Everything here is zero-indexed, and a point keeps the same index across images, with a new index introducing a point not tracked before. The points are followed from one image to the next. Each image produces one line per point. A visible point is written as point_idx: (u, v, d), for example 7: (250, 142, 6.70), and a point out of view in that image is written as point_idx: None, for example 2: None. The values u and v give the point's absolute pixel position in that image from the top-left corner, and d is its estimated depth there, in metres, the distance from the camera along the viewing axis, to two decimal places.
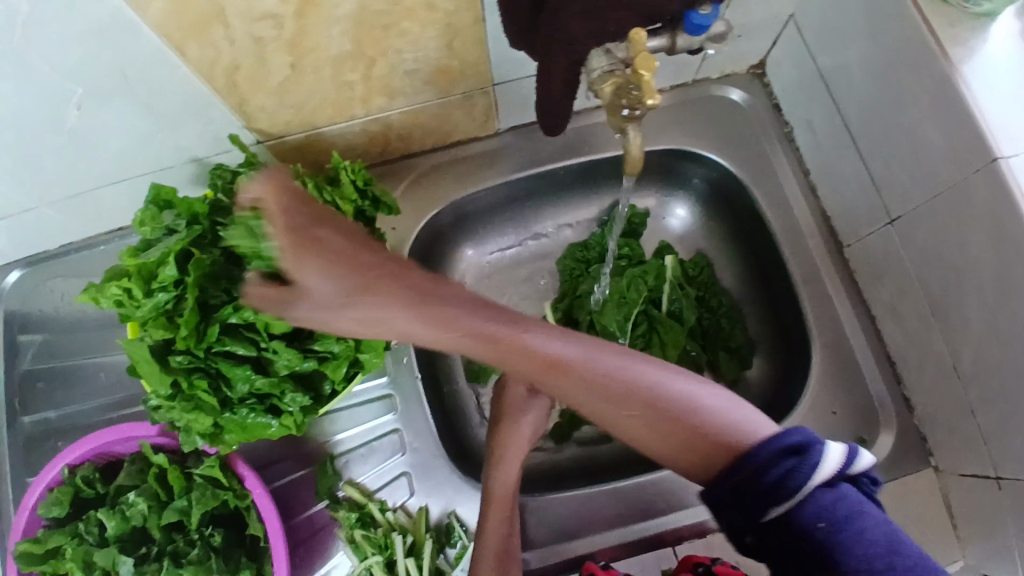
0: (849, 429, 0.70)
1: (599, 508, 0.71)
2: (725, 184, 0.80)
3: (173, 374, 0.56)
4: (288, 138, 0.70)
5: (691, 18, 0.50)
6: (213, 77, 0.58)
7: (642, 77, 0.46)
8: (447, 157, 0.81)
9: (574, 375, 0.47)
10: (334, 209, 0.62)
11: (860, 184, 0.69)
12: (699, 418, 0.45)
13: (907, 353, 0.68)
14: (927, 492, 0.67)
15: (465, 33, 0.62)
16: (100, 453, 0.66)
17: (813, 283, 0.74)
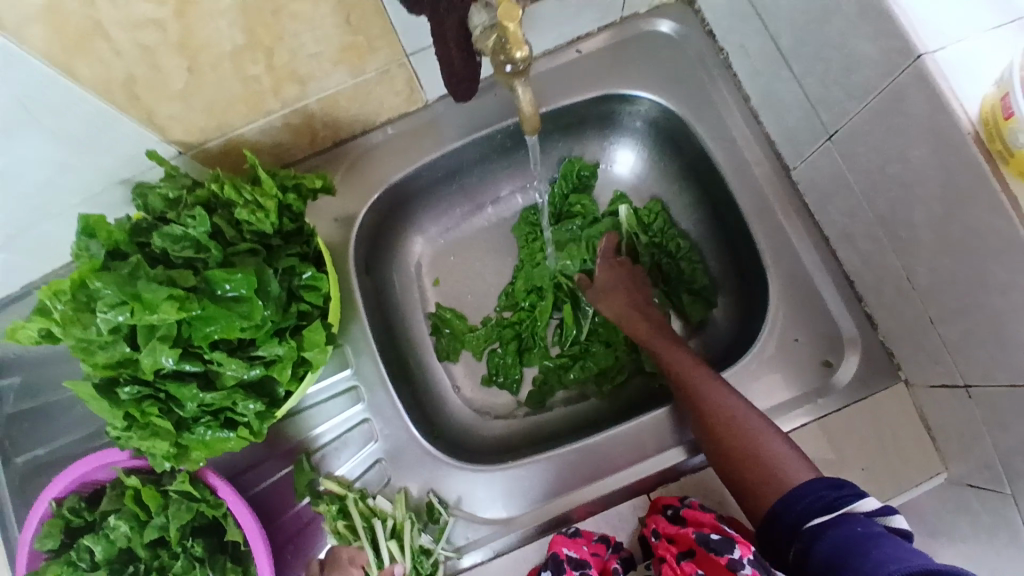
0: (814, 355, 0.69)
1: (578, 467, 0.70)
2: (669, 124, 0.78)
3: (123, 406, 0.56)
4: (208, 143, 0.68)
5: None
6: (111, 94, 0.56)
7: (510, 28, 0.47)
8: (380, 138, 0.79)
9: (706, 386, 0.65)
10: (256, 208, 0.60)
11: (798, 104, 0.66)
12: (759, 446, 0.60)
13: (865, 272, 0.67)
14: (898, 407, 0.67)
15: (360, 6, 0.59)
16: (83, 482, 0.67)
17: (766, 213, 0.72)
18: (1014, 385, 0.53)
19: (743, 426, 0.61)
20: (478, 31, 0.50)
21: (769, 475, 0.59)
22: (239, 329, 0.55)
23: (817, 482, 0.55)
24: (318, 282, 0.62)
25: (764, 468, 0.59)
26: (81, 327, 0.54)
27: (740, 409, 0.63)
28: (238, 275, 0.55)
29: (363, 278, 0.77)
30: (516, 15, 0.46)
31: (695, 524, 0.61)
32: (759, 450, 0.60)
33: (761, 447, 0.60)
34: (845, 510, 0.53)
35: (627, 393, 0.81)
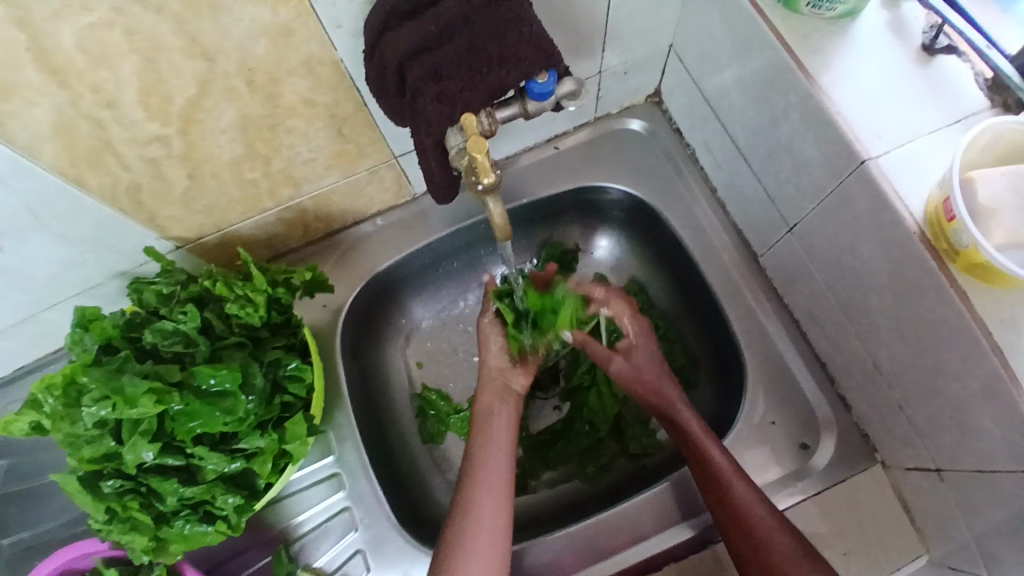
0: (791, 438, 0.71)
1: (567, 550, 0.72)
2: (641, 213, 0.82)
3: (105, 500, 0.56)
4: (206, 239, 0.72)
5: (531, 87, 0.53)
6: (116, 200, 0.61)
7: (477, 158, 0.52)
8: (370, 230, 0.83)
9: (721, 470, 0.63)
10: (246, 303, 0.62)
11: (759, 197, 0.70)
12: (760, 535, 0.60)
13: (834, 355, 0.69)
14: (877, 490, 0.67)
15: (350, 120, 0.65)
16: (66, 571, 0.67)
17: (737, 298, 0.75)
18: (981, 471, 0.54)
19: (749, 511, 0.61)
20: (452, 151, 0.54)
21: (769, 565, 0.59)
22: (222, 424, 0.57)
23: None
24: (303, 373, 0.64)
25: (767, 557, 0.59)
26: (69, 422, 0.55)
27: (750, 496, 0.61)
28: (223, 371, 0.57)
29: (351, 363, 0.79)
30: (483, 149, 0.51)
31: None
32: (763, 539, 0.59)
33: (766, 536, 0.60)
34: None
35: (612, 476, 0.81)
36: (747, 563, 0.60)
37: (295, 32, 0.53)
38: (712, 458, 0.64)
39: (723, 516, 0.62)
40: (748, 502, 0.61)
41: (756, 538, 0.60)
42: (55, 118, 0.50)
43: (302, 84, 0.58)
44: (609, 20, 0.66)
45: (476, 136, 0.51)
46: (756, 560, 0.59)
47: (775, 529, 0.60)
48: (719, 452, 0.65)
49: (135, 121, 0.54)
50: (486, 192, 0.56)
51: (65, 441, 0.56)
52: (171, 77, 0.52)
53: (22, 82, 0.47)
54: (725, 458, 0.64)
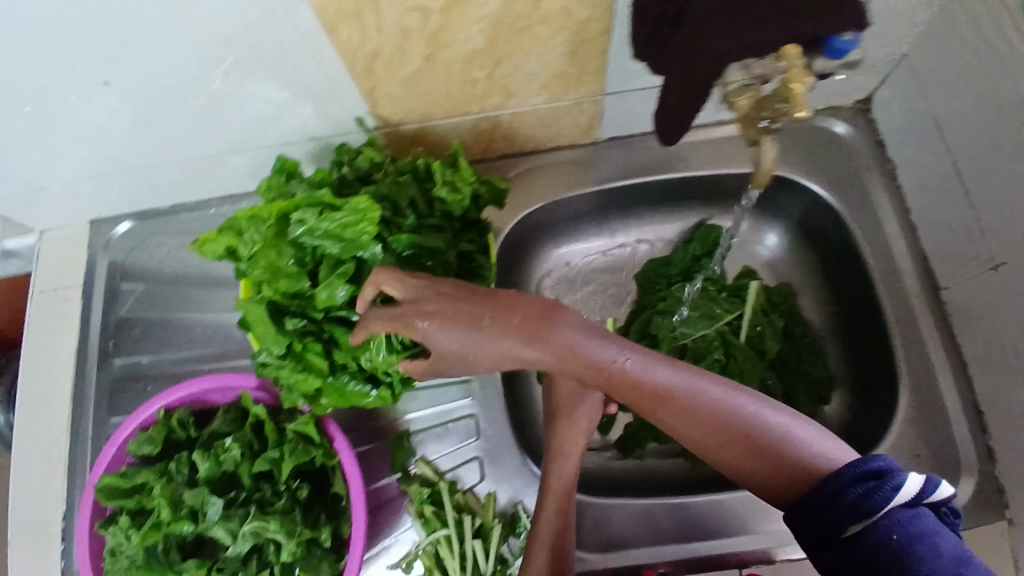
0: (931, 477, 0.68)
1: (663, 525, 0.73)
2: (817, 216, 0.80)
3: (287, 336, 0.58)
4: (404, 126, 0.74)
5: (832, 43, 0.52)
6: (353, 61, 0.62)
7: (794, 91, 0.53)
8: (545, 161, 0.83)
9: (607, 363, 0.52)
10: (455, 189, 0.63)
11: (967, 229, 0.68)
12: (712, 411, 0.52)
13: (1003, 405, 0.67)
14: (1005, 548, 0.66)
15: (590, 43, 0.64)
16: (195, 399, 0.69)
17: (906, 324, 0.73)
18: None
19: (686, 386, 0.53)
20: (736, 89, 0.58)
21: (754, 456, 0.51)
22: None
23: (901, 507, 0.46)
24: (484, 274, 0.64)
25: (744, 437, 0.52)
26: (277, 253, 0.56)
27: (672, 373, 0.54)
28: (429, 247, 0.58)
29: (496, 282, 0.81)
30: (804, 79, 0.51)
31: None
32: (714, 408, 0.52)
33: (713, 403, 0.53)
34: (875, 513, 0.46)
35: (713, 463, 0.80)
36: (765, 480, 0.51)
37: None
38: (660, 377, 0.53)
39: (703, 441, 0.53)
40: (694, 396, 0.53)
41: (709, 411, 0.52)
42: None
43: None
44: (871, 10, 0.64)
45: (798, 68, 0.52)
46: (746, 452, 0.51)
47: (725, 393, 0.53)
48: (656, 371, 0.53)
49: None
50: (769, 133, 0.58)
51: (263, 270, 0.56)
52: None
53: None
54: (640, 359, 0.53)
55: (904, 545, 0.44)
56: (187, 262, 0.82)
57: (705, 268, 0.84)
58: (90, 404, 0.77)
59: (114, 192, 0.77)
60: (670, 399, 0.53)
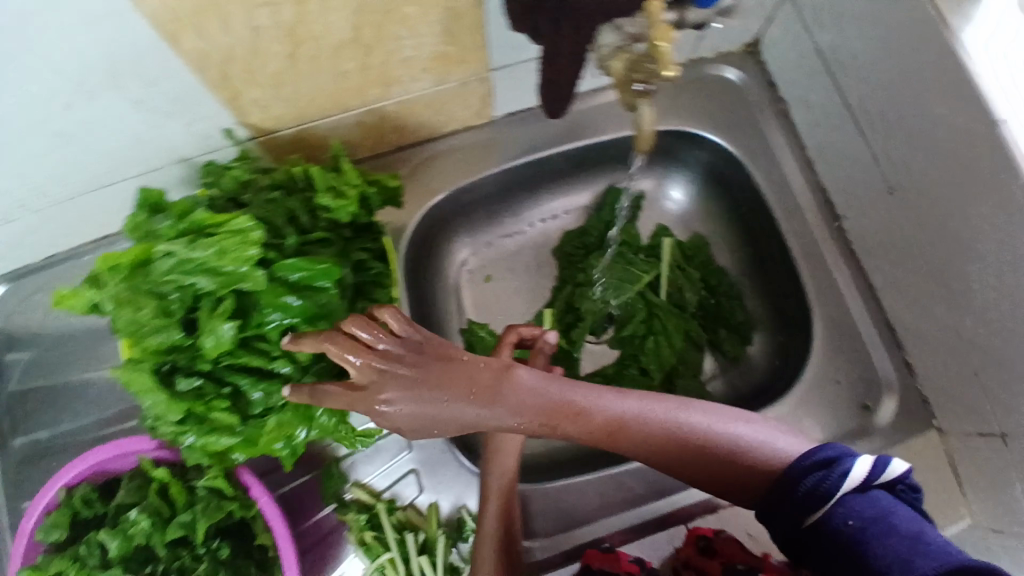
0: (853, 397, 0.72)
1: (604, 492, 0.73)
2: (722, 164, 0.81)
3: (181, 396, 0.55)
4: (279, 133, 0.68)
5: None
6: (207, 70, 0.56)
7: (659, 49, 0.48)
8: (443, 147, 0.79)
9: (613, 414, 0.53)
10: (338, 195, 0.59)
11: (859, 159, 0.69)
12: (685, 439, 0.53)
13: (909, 320, 0.70)
14: (931, 454, 0.69)
15: (464, 18, 0.60)
16: (99, 471, 0.63)
17: (814, 259, 0.75)
18: None
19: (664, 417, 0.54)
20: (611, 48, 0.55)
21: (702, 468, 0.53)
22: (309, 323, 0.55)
23: (864, 499, 0.49)
24: (386, 280, 0.61)
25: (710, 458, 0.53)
26: (143, 306, 0.53)
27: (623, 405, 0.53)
28: (313, 267, 0.54)
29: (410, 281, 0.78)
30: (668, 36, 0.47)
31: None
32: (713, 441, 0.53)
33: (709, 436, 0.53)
34: (837, 495, 0.49)
35: None
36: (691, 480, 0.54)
37: None
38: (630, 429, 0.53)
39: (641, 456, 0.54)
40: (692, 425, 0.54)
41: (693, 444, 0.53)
42: None
43: None
44: None
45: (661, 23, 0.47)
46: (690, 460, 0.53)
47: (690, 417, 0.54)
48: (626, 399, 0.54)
49: None
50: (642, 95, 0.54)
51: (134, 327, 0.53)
52: None
53: None
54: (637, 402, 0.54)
55: (861, 532, 0.47)
56: (73, 318, 0.74)
57: (620, 235, 0.85)
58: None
59: None
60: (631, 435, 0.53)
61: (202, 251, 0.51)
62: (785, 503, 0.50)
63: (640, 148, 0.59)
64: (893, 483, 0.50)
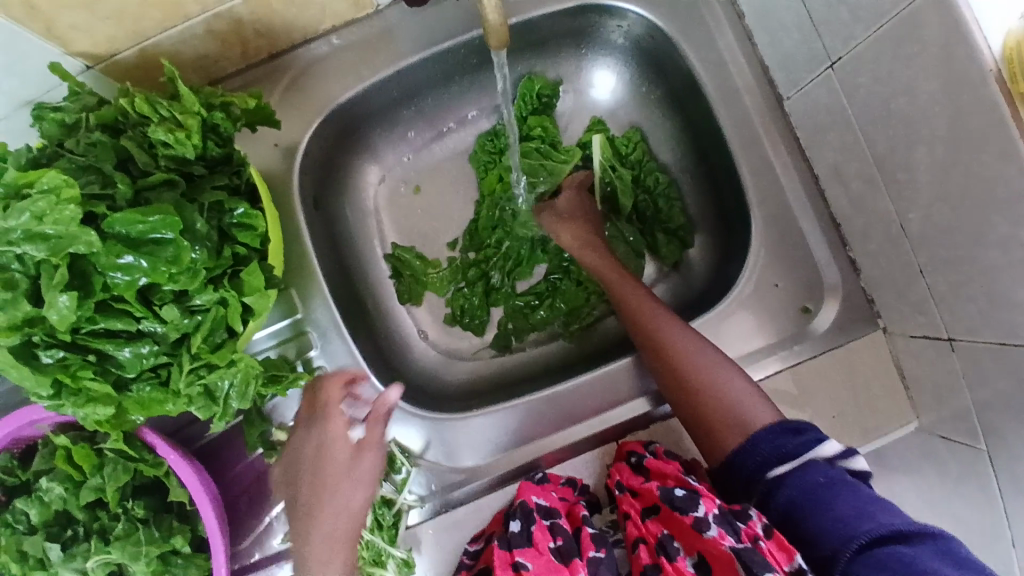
0: (794, 299, 0.67)
1: (544, 413, 0.68)
2: (652, 40, 0.70)
3: (44, 373, 0.49)
4: (121, 55, 0.58)
5: None
6: (3, 3, 0.47)
7: None
8: (325, 50, 0.69)
9: (642, 309, 0.64)
10: (175, 126, 0.51)
11: (799, 27, 0.58)
12: (681, 361, 0.60)
13: (853, 215, 0.63)
14: (872, 355, 0.65)
15: None
16: (12, 439, 0.58)
17: (754, 149, 0.67)
18: (1001, 344, 0.50)
19: (680, 336, 0.61)
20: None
21: (696, 397, 0.58)
22: (169, 277, 0.49)
23: (774, 429, 0.54)
24: (253, 220, 0.55)
25: (685, 379, 0.59)
26: None
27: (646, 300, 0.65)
28: (156, 216, 0.47)
29: (313, 212, 0.71)
30: None
31: (660, 478, 0.57)
32: (678, 362, 0.60)
33: (677, 354, 0.60)
34: (802, 458, 0.52)
35: (596, 335, 0.78)
36: (694, 418, 0.59)
37: None
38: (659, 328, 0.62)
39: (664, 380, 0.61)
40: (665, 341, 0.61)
41: (675, 370, 0.60)
42: None
43: None
44: None
45: None
46: (688, 385, 0.59)
47: (688, 343, 0.61)
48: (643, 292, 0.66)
49: None
50: None
51: None
52: None
53: None
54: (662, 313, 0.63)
55: (812, 492, 0.50)
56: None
57: (532, 128, 0.75)
58: None
59: None
60: (671, 351, 0.61)
61: (17, 216, 0.44)
62: (748, 460, 0.54)
63: (492, 44, 0.51)
64: (860, 473, 0.52)
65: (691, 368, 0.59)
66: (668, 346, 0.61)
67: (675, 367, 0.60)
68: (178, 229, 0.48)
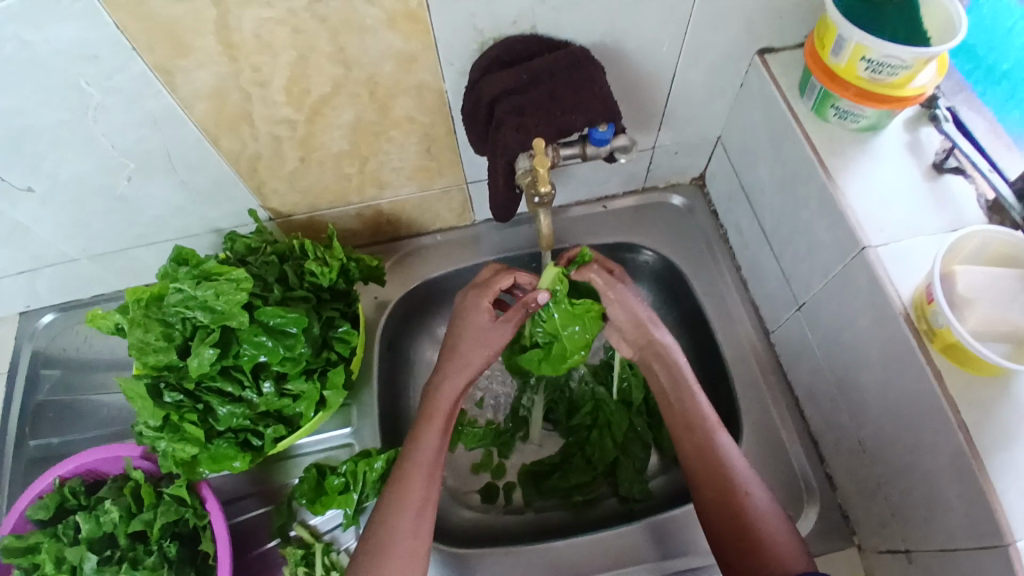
0: (776, 505, 0.73)
1: (533, 568, 0.73)
2: (666, 274, 0.89)
3: (162, 407, 0.64)
4: (295, 217, 0.85)
5: (593, 134, 0.66)
6: (237, 164, 0.74)
7: (540, 172, 0.63)
8: (429, 242, 0.94)
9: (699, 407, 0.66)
10: (324, 265, 0.73)
11: (778, 277, 0.78)
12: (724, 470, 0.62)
13: (826, 432, 0.73)
14: (848, 570, 0.69)
15: (440, 141, 0.77)
16: (89, 470, 0.71)
17: (746, 367, 0.81)
18: (944, 550, 0.57)
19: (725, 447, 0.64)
20: (519, 172, 0.66)
21: (734, 509, 0.60)
22: (281, 358, 0.66)
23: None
24: (349, 337, 0.73)
25: (725, 486, 0.61)
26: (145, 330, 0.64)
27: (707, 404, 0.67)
28: (291, 315, 0.66)
29: (384, 353, 0.88)
30: (546, 165, 0.62)
31: None
32: (725, 469, 0.62)
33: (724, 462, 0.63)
34: None
35: (595, 513, 0.84)
36: (726, 527, 0.60)
37: (417, 61, 0.65)
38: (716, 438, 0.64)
39: (704, 485, 0.63)
40: (715, 446, 0.64)
41: (720, 478, 0.62)
42: (215, 83, 0.63)
43: (410, 103, 0.70)
44: (670, 102, 0.77)
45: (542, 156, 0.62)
46: (726, 495, 0.61)
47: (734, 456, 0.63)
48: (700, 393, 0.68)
49: (274, 102, 0.66)
50: (539, 206, 0.68)
51: (134, 348, 0.64)
52: (313, 75, 0.64)
53: (199, 47, 0.59)
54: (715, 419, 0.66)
55: None
56: (92, 339, 0.90)
57: None
58: (3, 487, 0.81)
59: (39, 285, 0.86)
60: (715, 458, 0.63)
61: (205, 291, 0.64)
62: None
63: (543, 245, 0.74)
64: None
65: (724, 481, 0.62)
66: (714, 452, 0.63)
67: (714, 473, 0.62)
68: (300, 329, 0.67)
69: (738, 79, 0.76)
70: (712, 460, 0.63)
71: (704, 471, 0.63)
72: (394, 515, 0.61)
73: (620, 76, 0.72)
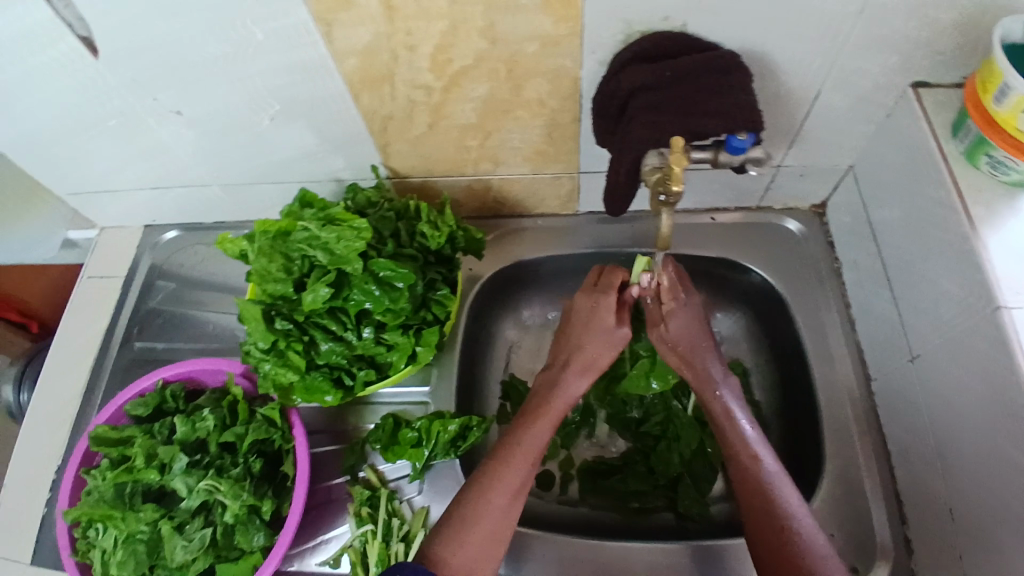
0: (844, 557, 0.70)
1: (582, 559, 0.75)
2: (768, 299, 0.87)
3: (272, 332, 0.69)
4: (410, 179, 0.88)
5: (732, 140, 0.65)
6: (370, 120, 0.77)
7: (674, 170, 0.62)
8: (530, 225, 0.96)
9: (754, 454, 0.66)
10: (435, 229, 0.76)
11: (889, 322, 0.74)
12: (783, 520, 0.61)
13: (914, 492, 0.70)
14: None
15: (564, 128, 0.78)
16: (184, 377, 0.78)
17: (836, 408, 0.78)
18: None
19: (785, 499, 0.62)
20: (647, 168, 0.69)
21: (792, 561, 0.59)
22: (385, 309, 0.69)
23: None
24: (447, 301, 0.76)
25: (784, 536, 0.60)
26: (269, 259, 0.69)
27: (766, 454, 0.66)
28: (401, 270, 0.69)
29: (470, 323, 0.90)
30: (682, 164, 0.61)
31: None
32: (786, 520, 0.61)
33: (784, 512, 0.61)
34: None
35: (648, 522, 0.83)
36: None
37: (560, 46, 0.66)
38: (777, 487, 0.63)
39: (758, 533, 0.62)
40: (775, 495, 0.63)
41: (778, 527, 0.61)
42: (369, 41, 0.66)
43: (544, 87, 0.72)
44: (806, 123, 0.75)
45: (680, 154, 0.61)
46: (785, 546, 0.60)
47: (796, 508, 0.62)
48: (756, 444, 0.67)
49: (418, 68, 0.70)
50: (664, 205, 0.68)
51: (258, 274, 0.69)
52: (459, 46, 0.67)
53: (364, 6, 0.62)
54: (777, 470, 0.65)
55: None
56: (204, 261, 0.98)
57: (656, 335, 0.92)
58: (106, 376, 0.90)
59: (169, 202, 0.95)
60: (773, 508, 0.62)
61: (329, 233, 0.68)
62: None
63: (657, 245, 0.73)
64: None
65: (782, 531, 0.60)
66: (772, 501, 0.62)
67: (773, 522, 0.61)
68: (406, 285, 0.70)
69: (884, 110, 0.72)
70: (771, 510, 0.62)
71: (759, 521, 0.62)
72: (482, 497, 0.63)
73: (760, 89, 0.71)
